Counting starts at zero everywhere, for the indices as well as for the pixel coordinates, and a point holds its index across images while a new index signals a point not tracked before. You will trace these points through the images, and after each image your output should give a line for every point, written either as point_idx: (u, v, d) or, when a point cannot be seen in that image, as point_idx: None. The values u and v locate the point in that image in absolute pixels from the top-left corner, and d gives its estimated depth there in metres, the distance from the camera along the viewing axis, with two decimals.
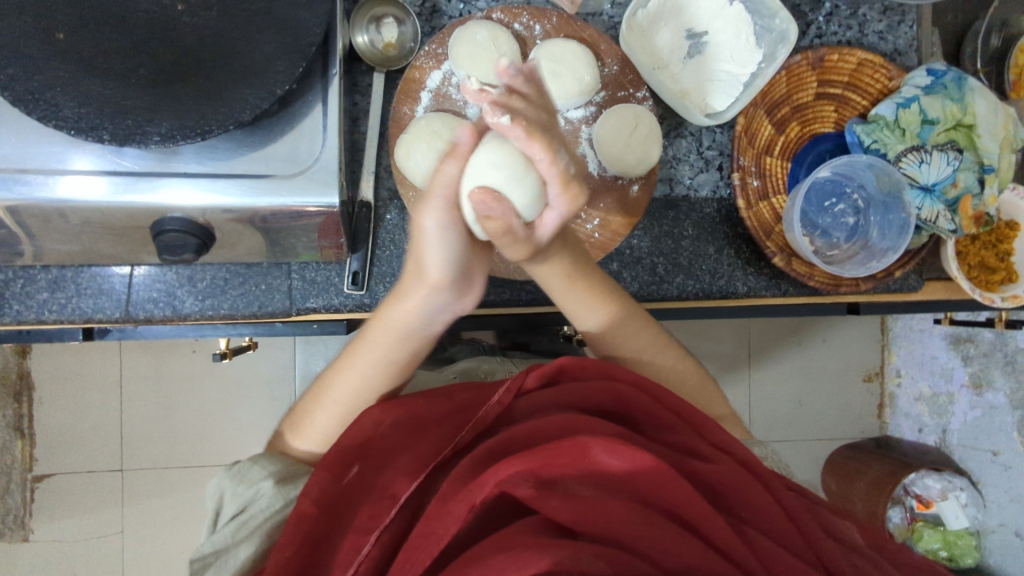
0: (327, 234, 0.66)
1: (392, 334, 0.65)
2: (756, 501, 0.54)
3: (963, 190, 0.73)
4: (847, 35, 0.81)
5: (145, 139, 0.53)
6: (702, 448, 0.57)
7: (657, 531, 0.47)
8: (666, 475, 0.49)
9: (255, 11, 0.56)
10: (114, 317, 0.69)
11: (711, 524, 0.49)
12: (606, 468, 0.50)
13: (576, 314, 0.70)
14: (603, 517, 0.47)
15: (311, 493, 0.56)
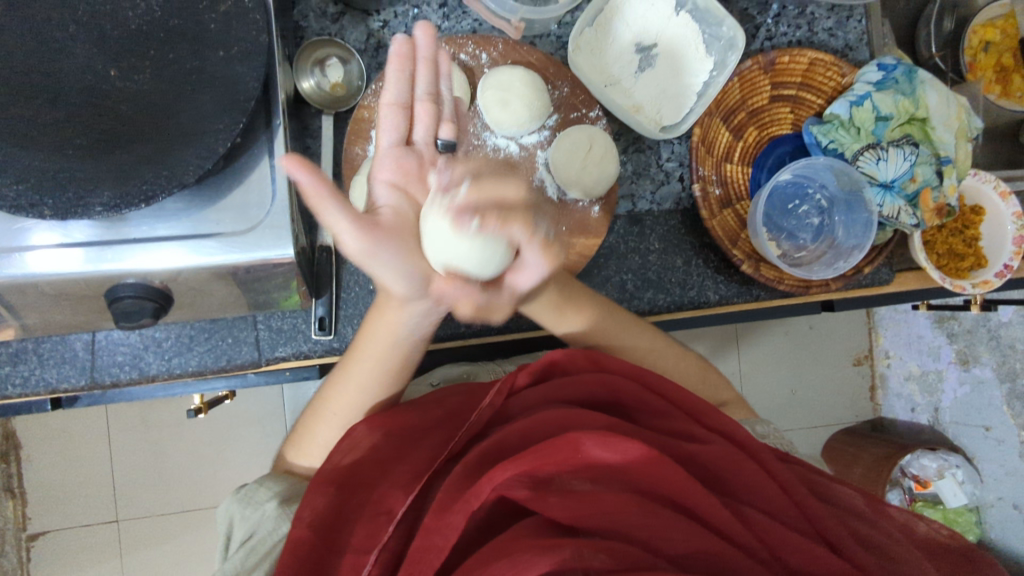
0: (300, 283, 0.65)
1: (388, 337, 0.64)
2: (748, 479, 0.54)
3: (923, 184, 0.71)
4: (796, 35, 0.81)
5: (89, 210, 0.53)
6: (694, 431, 0.58)
7: (655, 518, 0.47)
8: (660, 463, 0.49)
9: (190, 70, 0.55)
10: (80, 384, 0.68)
11: (707, 505, 0.49)
12: (600, 461, 0.50)
13: (558, 327, 0.70)
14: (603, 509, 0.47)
15: (304, 518, 0.53)
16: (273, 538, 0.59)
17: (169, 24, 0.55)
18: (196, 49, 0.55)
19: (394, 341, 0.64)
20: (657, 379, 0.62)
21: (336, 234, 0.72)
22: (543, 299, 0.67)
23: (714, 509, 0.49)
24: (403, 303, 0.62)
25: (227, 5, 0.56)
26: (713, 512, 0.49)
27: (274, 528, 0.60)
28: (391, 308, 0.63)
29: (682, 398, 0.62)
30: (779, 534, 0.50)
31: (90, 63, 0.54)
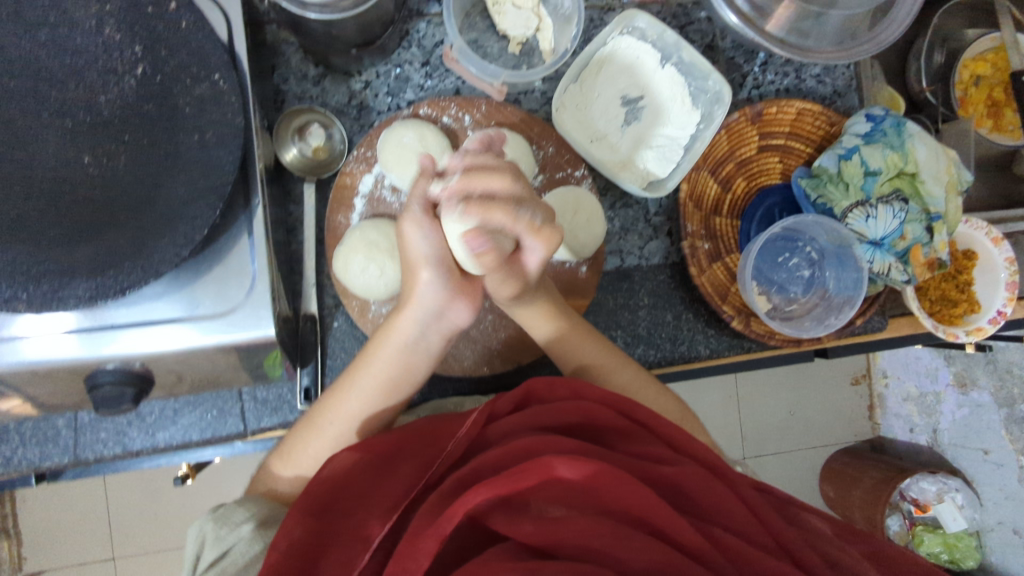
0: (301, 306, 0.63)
1: (401, 346, 0.63)
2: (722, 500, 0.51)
3: (913, 241, 0.70)
4: (784, 82, 0.80)
5: (63, 304, 0.52)
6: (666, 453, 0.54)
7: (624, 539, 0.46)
8: (630, 484, 0.48)
9: (164, 154, 0.54)
10: (62, 462, 0.68)
11: (679, 527, 0.47)
12: (572, 485, 0.48)
13: (530, 327, 0.67)
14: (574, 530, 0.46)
15: (280, 544, 0.49)
16: (246, 561, 0.54)
17: (143, 108, 0.54)
18: (170, 134, 0.54)
19: (409, 352, 0.64)
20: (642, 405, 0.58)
21: (320, 300, 0.71)
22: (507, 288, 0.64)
23: (680, 528, 0.47)
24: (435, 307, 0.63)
25: (201, 87, 0.55)
26: (685, 535, 0.47)
27: (250, 552, 0.55)
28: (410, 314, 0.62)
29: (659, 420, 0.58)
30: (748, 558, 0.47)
31: (63, 151, 0.53)
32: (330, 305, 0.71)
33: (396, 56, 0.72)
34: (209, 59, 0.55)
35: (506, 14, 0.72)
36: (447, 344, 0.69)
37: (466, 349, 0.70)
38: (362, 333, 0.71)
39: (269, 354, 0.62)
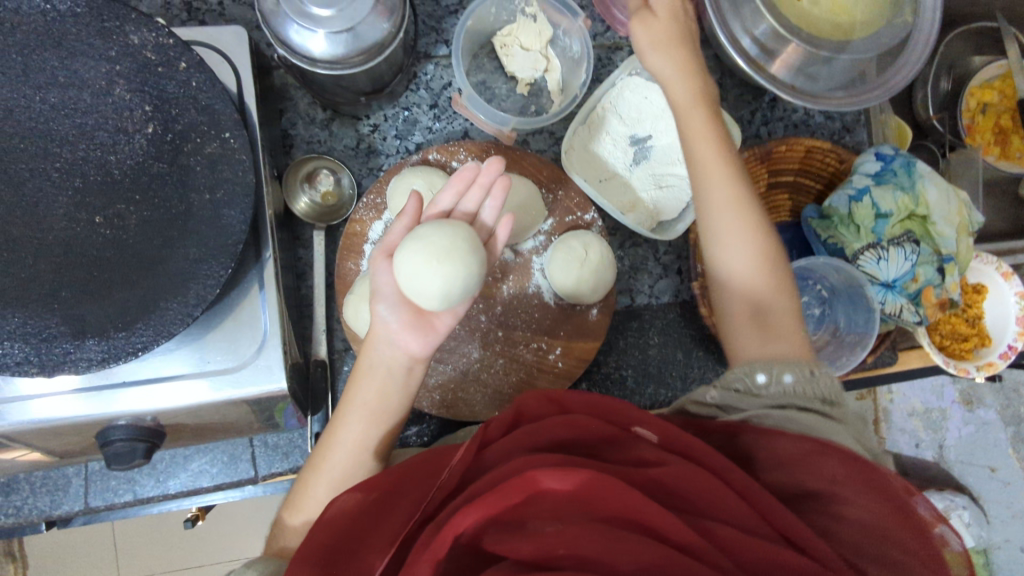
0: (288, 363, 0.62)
1: (374, 371, 0.56)
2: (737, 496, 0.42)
3: (924, 284, 0.70)
4: (792, 118, 0.80)
5: (76, 365, 0.51)
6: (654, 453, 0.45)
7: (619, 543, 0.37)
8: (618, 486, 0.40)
9: (176, 213, 0.54)
10: (73, 510, 0.68)
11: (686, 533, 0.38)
12: (558, 496, 0.40)
13: (721, 255, 0.61)
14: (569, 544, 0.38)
15: None
16: None
17: (153, 167, 0.54)
18: (181, 193, 0.54)
19: (380, 398, 0.56)
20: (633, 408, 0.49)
21: (331, 344, 0.71)
22: (730, 193, 0.61)
23: (682, 531, 0.38)
24: (387, 341, 0.56)
25: (211, 145, 0.55)
26: (692, 540, 0.38)
27: None
28: (369, 354, 0.57)
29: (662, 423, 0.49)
30: (765, 553, 0.38)
31: (74, 210, 0.53)
32: (339, 349, 0.71)
33: (404, 99, 0.73)
34: (219, 116, 0.55)
35: (514, 56, 0.72)
36: (457, 388, 0.68)
37: (476, 393, 0.69)
38: None
39: (278, 406, 0.62)
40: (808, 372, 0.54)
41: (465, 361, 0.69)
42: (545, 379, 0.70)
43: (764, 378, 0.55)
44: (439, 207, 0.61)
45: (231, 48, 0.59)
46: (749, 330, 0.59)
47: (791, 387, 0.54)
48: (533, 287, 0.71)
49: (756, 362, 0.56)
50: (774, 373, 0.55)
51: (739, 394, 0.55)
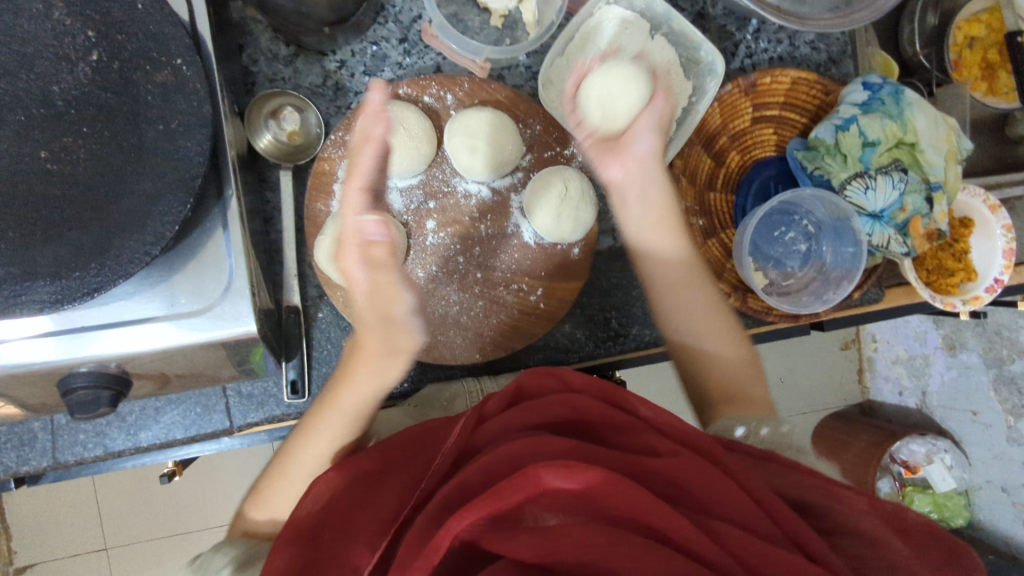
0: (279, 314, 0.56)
1: (361, 404, 0.57)
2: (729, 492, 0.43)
3: (913, 213, 0.69)
4: (778, 50, 0.77)
5: (29, 307, 0.48)
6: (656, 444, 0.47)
7: (623, 543, 0.39)
8: (624, 487, 0.41)
9: (127, 147, 0.51)
10: (41, 467, 0.65)
11: (690, 531, 0.40)
12: (561, 492, 0.42)
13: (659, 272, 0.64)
14: (574, 544, 0.39)
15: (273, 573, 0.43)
16: None
17: (101, 99, 0.50)
18: (133, 125, 0.51)
19: (373, 401, 0.58)
20: (639, 399, 0.52)
21: (304, 290, 0.68)
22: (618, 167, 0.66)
23: (690, 536, 0.40)
24: (392, 353, 0.56)
25: (163, 74, 0.51)
26: (694, 540, 0.39)
27: None
28: (377, 362, 0.56)
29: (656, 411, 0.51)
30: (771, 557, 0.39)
31: (18, 145, 0.49)
32: (313, 295, 0.69)
33: (372, 33, 0.69)
34: (170, 43, 0.51)
35: None
36: (438, 333, 0.66)
37: (456, 337, 0.67)
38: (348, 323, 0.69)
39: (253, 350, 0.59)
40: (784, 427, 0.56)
41: (444, 304, 0.66)
42: (528, 320, 0.68)
43: (743, 431, 0.56)
44: (376, 135, 0.52)
45: None
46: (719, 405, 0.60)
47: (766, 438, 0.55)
48: (511, 227, 0.68)
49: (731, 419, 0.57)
50: (752, 428, 0.56)
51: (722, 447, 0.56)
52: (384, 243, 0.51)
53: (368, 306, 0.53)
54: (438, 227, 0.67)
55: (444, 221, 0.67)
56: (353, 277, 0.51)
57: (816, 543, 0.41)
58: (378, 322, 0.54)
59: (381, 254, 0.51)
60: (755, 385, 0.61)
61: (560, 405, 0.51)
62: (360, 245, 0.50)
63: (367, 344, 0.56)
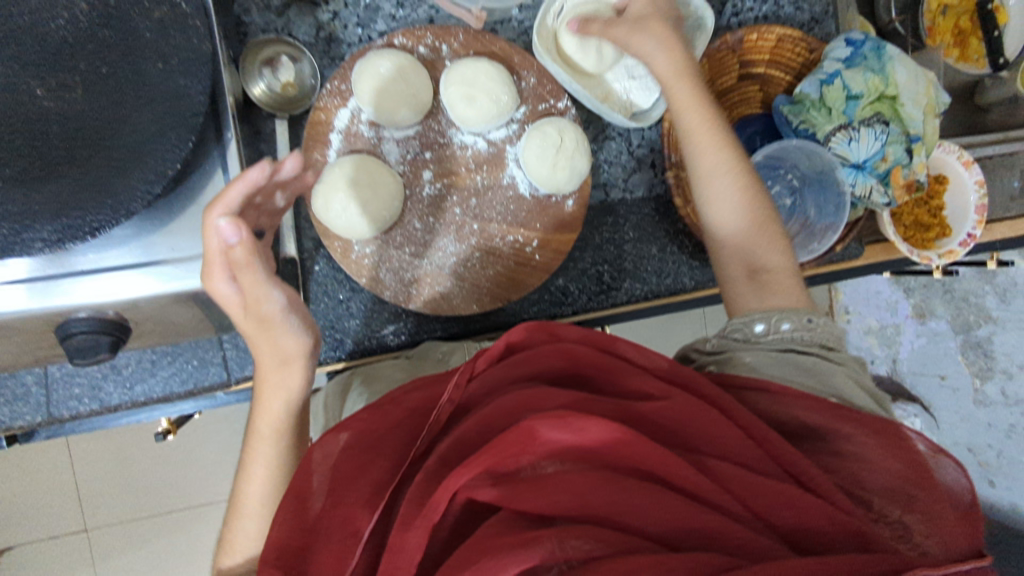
0: (222, 272, 0.48)
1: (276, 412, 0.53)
2: (724, 438, 0.42)
3: (894, 163, 0.71)
4: (762, 10, 0.79)
5: (28, 247, 0.48)
6: (648, 389, 0.44)
7: (628, 493, 0.37)
8: (629, 438, 0.38)
9: (126, 85, 0.50)
10: (35, 421, 0.64)
11: (690, 477, 0.38)
12: (558, 446, 0.38)
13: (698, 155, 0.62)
14: (577, 499, 0.36)
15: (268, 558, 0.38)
16: None
17: (99, 35, 0.50)
18: (130, 61, 0.50)
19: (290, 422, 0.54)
20: (621, 340, 0.48)
21: (300, 243, 0.68)
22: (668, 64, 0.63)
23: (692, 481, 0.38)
24: (285, 362, 0.53)
25: (161, 10, 0.51)
26: (696, 484, 0.38)
27: None
28: (273, 378, 0.53)
29: (644, 356, 0.47)
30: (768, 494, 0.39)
31: (12, 80, 0.48)
32: (309, 248, 0.68)
33: None
34: None
35: None
36: (436, 283, 0.67)
37: (455, 288, 0.67)
38: (345, 276, 0.69)
39: None
40: (806, 320, 0.57)
41: (441, 256, 0.67)
42: (523, 272, 0.69)
43: (762, 329, 0.57)
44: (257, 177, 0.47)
45: None
46: (744, 285, 0.61)
47: (788, 334, 0.56)
48: (507, 178, 0.69)
49: (754, 312, 0.58)
50: (773, 323, 0.57)
51: (739, 343, 0.58)
52: (241, 243, 0.46)
53: (242, 311, 0.50)
54: (434, 178, 0.68)
55: (441, 171, 0.68)
56: (224, 295, 0.49)
57: (814, 476, 0.42)
58: (258, 328, 0.51)
59: (244, 256, 0.47)
60: (773, 253, 0.61)
61: (546, 353, 0.46)
62: (224, 256, 0.47)
63: (258, 367, 0.53)
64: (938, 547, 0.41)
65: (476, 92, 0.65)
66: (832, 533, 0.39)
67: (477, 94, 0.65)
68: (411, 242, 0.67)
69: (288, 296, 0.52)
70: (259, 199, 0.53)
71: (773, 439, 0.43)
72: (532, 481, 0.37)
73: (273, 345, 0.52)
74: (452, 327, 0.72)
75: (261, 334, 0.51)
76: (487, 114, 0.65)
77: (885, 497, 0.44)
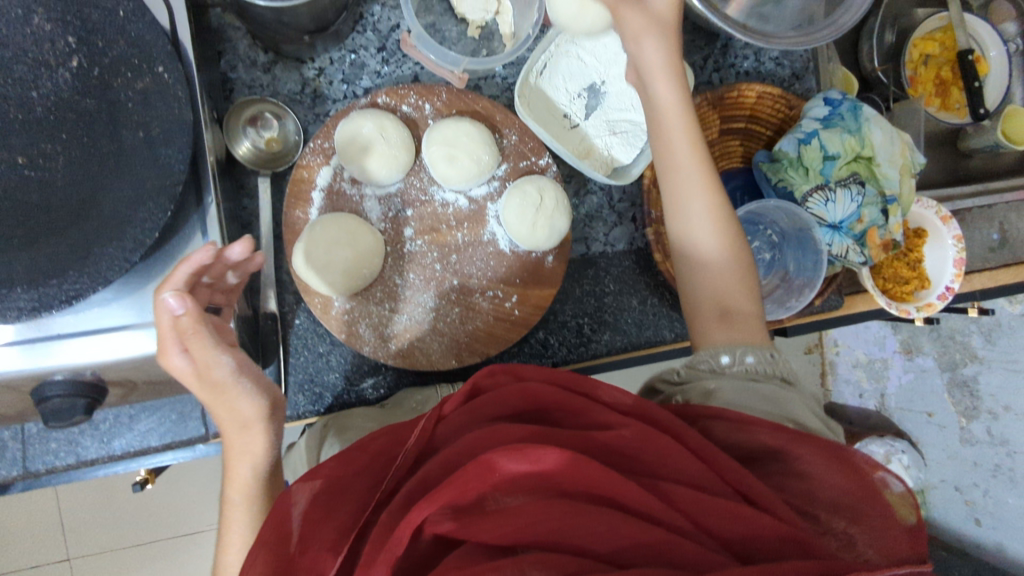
0: (170, 345, 0.48)
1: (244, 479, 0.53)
2: (675, 462, 0.43)
3: (869, 224, 0.72)
4: (744, 65, 0.80)
5: (6, 317, 0.48)
6: (603, 419, 0.46)
7: (581, 518, 0.38)
8: (582, 464, 0.39)
9: (108, 155, 0.51)
10: (10, 476, 0.65)
11: (645, 500, 0.39)
12: (516, 478, 0.39)
13: (677, 177, 0.62)
14: (535, 525, 0.37)
15: None
16: None
17: (81, 105, 0.50)
18: (112, 130, 0.51)
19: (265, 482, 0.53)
20: (593, 380, 0.48)
21: (281, 298, 0.69)
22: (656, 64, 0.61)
23: (646, 502, 0.39)
24: (245, 427, 0.52)
25: (144, 81, 0.51)
26: (648, 504, 0.39)
27: None
28: (236, 443, 0.52)
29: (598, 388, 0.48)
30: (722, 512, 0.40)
31: None
32: (290, 302, 0.69)
33: (350, 41, 0.70)
34: (151, 49, 0.51)
35: None
36: (414, 339, 0.67)
37: (433, 342, 0.68)
38: (326, 330, 0.69)
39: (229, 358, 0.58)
40: (769, 354, 0.57)
41: (419, 310, 0.68)
42: (502, 326, 0.69)
43: (727, 359, 0.57)
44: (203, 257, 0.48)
45: None
46: (713, 321, 0.60)
47: (752, 367, 0.56)
48: (487, 235, 0.70)
49: (719, 344, 0.58)
50: (738, 355, 0.57)
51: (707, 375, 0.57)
52: (187, 312, 0.46)
53: (196, 381, 0.49)
54: (416, 235, 0.68)
55: (422, 228, 0.69)
56: (178, 368, 0.48)
57: (759, 490, 0.42)
58: (213, 396, 0.50)
59: (192, 325, 0.47)
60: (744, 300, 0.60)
61: (507, 395, 0.47)
62: (175, 328, 0.47)
63: (222, 434, 0.53)
64: (880, 556, 0.42)
65: (456, 150, 0.65)
66: (777, 545, 0.40)
67: (457, 153, 0.65)
68: (391, 298, 0.67)
69: (239, 360, 0.51)
70: (208, 279, 0.53)
71: (723, 458, 0.44)
72: (493, 514, 0.38)
73: (231, 414, 0.51)
74: (431, 379, 0.72)
75: (218, 401, 0.50)
76: (468, 173, 0.66)
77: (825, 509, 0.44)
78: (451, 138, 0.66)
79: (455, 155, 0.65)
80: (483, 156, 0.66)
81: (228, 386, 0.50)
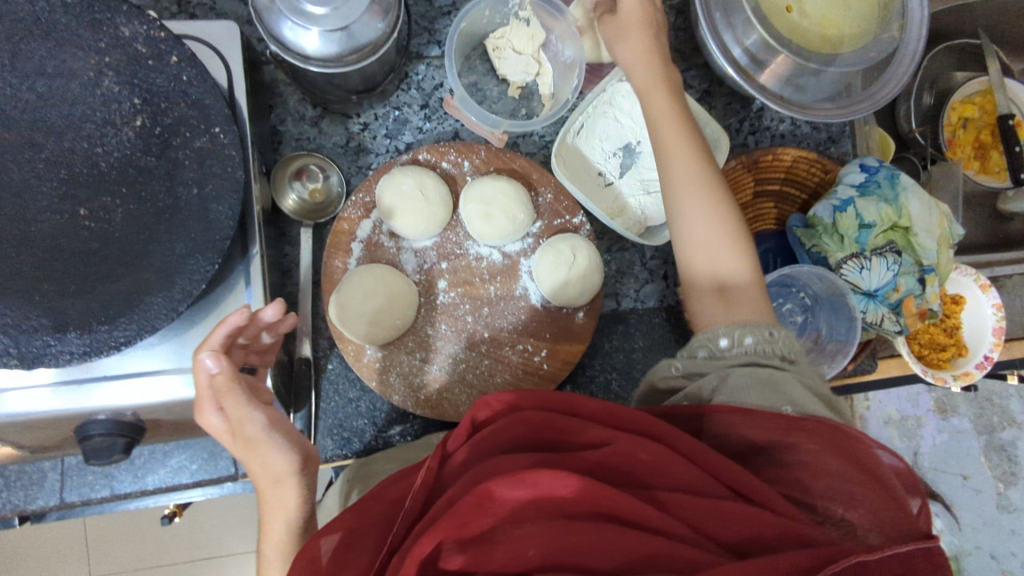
0: (205, 403, 0.50)
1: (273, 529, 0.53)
2: (671, 472, 0.42)
3: (906, 293, 0.71)
4: (779, 128, 0.81)
5: (57, 359, 0.48)
6: (594, 434, 0.44)
7: (583, 537, 0.37)
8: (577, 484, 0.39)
9: (161, 208, 0.52)
10: (48, 505, 0.67)
11: (645, 512, 0.39)
12: (515, 502, 0.39)
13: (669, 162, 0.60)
14: (542, 552, 0.37)
15: None
16: None
17: (142, 161, 0.52)
18: (168, 185, 0.52)
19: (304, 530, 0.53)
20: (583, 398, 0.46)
21: (316, 342, 0.71)
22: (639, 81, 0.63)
23: (646, 514, 0.39)
24: (278, 481, 0.52)
25: (200, 141, 0.53)
26: (646, 514, 0.39)
27: None
28: (270, 496, 0.52)
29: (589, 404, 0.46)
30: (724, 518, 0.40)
31: (58, 202, 0.51)
32: (324, 347, 0.71)
33: (394, 99, 0.73)
34: (210, 111, 0.53)
35: (507, 59, 0.72)
36: (442, 389, 0.68)
37: (461, 393, 0.68)
38: (356, 376, 0.71)
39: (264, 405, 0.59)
40: (767, 332, 0.53)
41: (449, 361, 0.69)
42: (530, 380, 0.70)
43: (725, 343, 0.54)
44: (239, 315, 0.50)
45: (223, 43, 0.59)
46: (712, 304, 0.57)
47: (750, 348, 0.53)
48: (520, 290, 0.71)
49: (716, 327, 0.55)
50: (736, 336, 0.54)
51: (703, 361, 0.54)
52: (223, 371, 0.48)
53: (231, 437, 0.51)
54: (449, 287, 0.70)
55: (456, 280, 0.70)
56: (214, 425, 0.51)
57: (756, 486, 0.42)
58: (247, 452, 0.51)
59: (227, 384, 0.49)
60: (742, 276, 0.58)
61: (503, 425, 0.44)
62: (211, 386, 0.49)
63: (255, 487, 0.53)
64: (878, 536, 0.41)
65: (493, 207, 0.67)
66: (778, 540, 0.39)
67: (494, 210, 0.67)
68: (422, 348, 0.69)
69: (273, 416, 0.52)
70: (245, 339, 0.55)
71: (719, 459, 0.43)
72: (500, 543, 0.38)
73: (262, 470, 0.51)
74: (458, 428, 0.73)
75: (252, 458, 0.51)
76: (505, 230, 0.68)
77: (826, 497, 0.43)
78: (489, 195, 0.68)
79: (491, 212, 0.67)
80: (518, 214, 0.68)
81: (260, 444, 0.51)
